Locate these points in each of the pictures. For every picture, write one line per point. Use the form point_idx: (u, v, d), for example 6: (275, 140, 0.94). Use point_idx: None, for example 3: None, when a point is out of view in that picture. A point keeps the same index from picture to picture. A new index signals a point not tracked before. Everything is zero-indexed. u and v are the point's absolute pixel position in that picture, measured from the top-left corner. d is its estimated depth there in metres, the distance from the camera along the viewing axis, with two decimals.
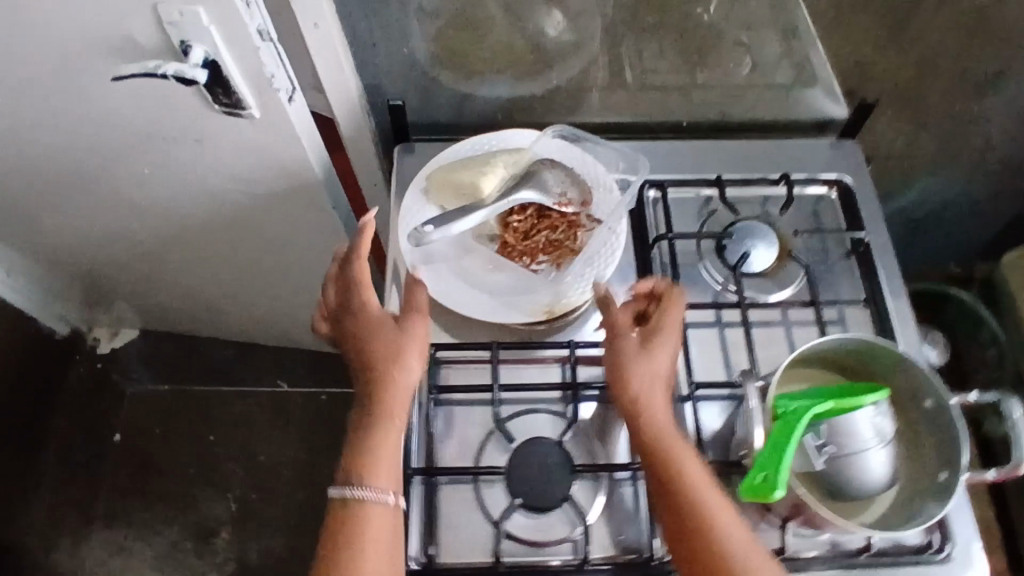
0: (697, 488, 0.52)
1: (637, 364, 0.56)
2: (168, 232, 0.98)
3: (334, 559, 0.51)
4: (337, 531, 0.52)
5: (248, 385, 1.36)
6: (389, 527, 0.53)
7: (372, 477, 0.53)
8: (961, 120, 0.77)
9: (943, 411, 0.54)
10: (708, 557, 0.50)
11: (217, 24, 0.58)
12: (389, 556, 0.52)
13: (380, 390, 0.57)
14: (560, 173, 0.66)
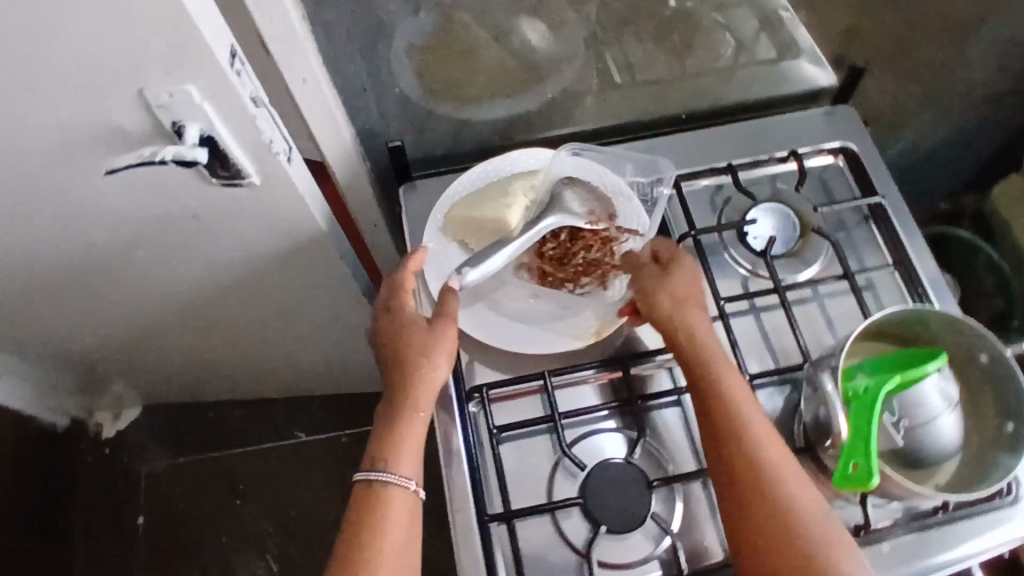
0: (738, 411, 0.53)
1: (663, 294, 0.59)
2: (166, 309, 0.95)
3: (354, 542, 0.51)
4: (361, 512, 0.52)
5: (266, 441, 1.34)
6: (411, 517, 0.53)
7: (396, 465, 0.54)
8: (942, 67, 0.79)
9: (999, 364, 0.55)
10: (748, 478, 0.51)
11: (209, 99, 0.55)
12: (409, 543, 0.52)
13: (412, 384, 0.57)
14: (582, 191, 0.69)
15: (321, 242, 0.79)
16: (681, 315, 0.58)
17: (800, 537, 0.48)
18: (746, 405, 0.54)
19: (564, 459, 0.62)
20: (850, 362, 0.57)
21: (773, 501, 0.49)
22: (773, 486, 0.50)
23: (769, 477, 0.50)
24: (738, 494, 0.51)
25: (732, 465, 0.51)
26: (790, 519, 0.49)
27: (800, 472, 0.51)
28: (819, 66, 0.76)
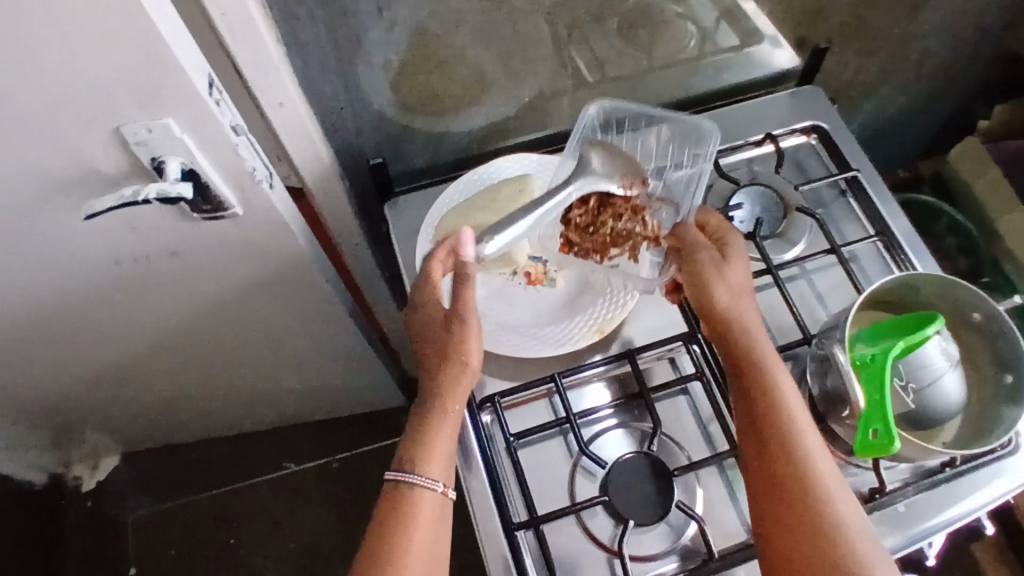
0: (786, 406, 0.53)
1: (720, 288, 0.60)
2: (146, 351, 0.91)
3: (381, 538, 0.51)
4: (389, 512, 0.52)
5: (256, 475, 1.31)
6: (439, 520, 0.53)
7: (427, 467, 0.53)
8: (894, 42, 0.83)
9: (993, 320, 0.58)
10: (784, 472, 0.51)
11: (189, 131, 0.54)
12: (436, 546, 0.52)
13: (446, 388, 0.56)
14: (611, 153, 0.68)
15: (306, 267, 0.77)
16: (732, 309, 0.59)
17: (830, 533, 0.48)
18: (795, 401, 0.54)
19: (582, 459, 0.63)
20: (851, 331, 0.59)
21: (806, 496, 0.49)
22: (811, 481, 0.50)
23: (807, 473, 0.50)
24: (774, 476, 0.51)
25: (771, 458, 0.52)
26: (821, 515, 0.49)
27: (838, 472, 0.51)
28: (784, 49, 0.79)
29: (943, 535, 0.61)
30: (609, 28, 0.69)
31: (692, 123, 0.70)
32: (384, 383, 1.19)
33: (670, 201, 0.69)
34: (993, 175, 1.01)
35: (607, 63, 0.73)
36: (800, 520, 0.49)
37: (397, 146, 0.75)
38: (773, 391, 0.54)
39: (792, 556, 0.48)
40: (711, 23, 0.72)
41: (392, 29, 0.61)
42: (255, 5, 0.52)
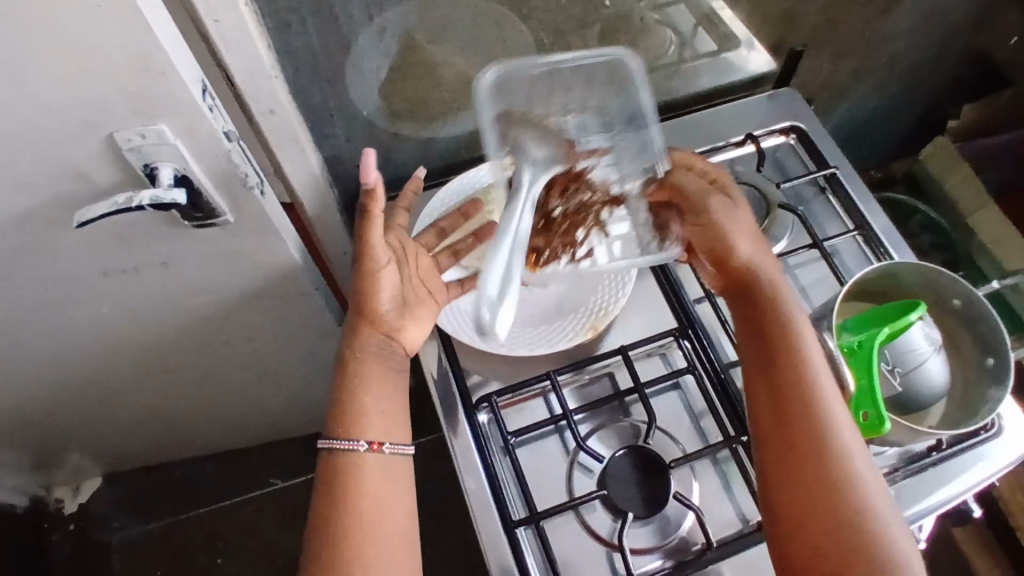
0: (814, 374, 0.54)
1: (741, 245, 0.61)
2: (132, 369, 0.90)
3: (328, 504, 0.53)
4: (325, 480, 0.55)
5: (243, 494, 1.29)
6: (379, 476, 0.55)
7: (350, 429, 0.56)
8: (865, 43, 0.86)
9: (973, 305, 0.60)
10: (809, 438, 0.51)
11: (182, 136, 0.54)
12: (381, 501, 0.54)
13: (357, 355, 0.58)
14: (533, 127, 0.63)
15: (297, 279, 0.77)
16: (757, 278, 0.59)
17: (847, 498, 0.49)
18: (823, 369, 0.54)
19: (579, 456, 0.63)
20: (837, 320, 0.61)
21: (827, 463, 0.50)
22: (830, 438, 0.51)
23: (832, 441, 0.51)
24: (793, 435, 0.52)
25: (793, 423, 0.52)
26: (840, 481, 0.50)
27: (861, 442, 0.52)
28: (761, 53, 0.82)
29: (933, 517, 0.63)
30: (592, 35, 0.71)
31: (593, 57, 0.64)
32: None
33: (618, 150, 0.65)
34: (964, 172, 1.05)
35: None
36: (818, 484, 0.50)
37: (386, 153, 0.76)
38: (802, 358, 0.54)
39: (805, 518, 0.50)
40: (689, 30, 0.74)
41: (381, 35, 0.62)
42: (247, 12, 0.53)
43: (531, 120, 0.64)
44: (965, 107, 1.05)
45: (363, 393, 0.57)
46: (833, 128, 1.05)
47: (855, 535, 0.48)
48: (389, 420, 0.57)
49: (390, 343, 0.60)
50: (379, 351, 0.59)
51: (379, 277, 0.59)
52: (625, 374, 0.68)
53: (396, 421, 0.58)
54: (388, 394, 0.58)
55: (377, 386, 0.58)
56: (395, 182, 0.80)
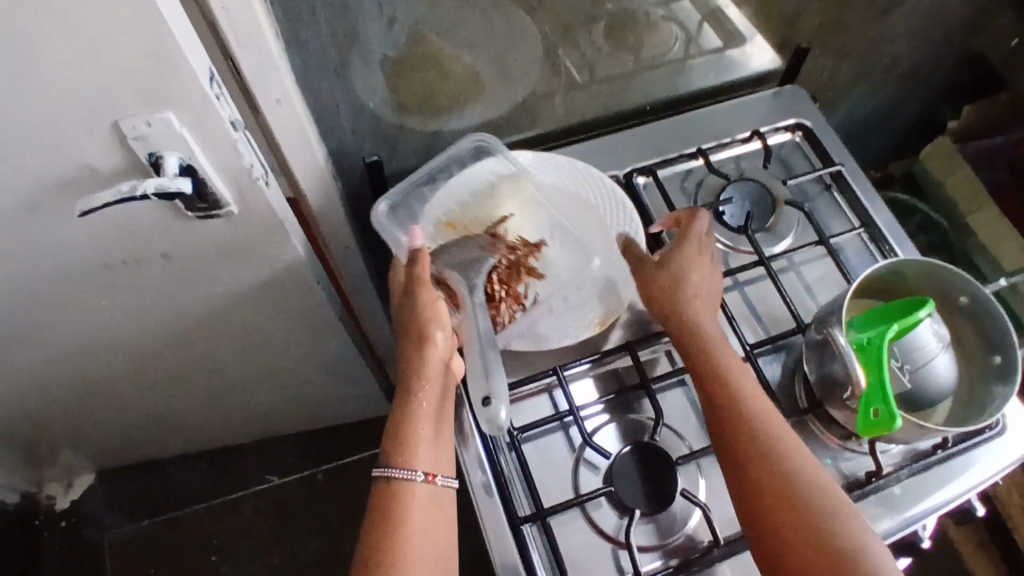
0: (740, 388, 0.57)
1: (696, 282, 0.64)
2: (129, 364, 0.89)
3: (379, 531, 0.53)
4: (378, 508, 0.55)
5: (238, 491, 1.27)
6: (430, 507, 0.55)
7: (406, 457, 0.56)
8: (869, 42, 0.86)
9: (979, 301, 0.60)
10: (770, 457, 0.53)
11: (188, 125, 0.53)
12: (431, 533, 0.54)
13: (420, 377, 0.60)
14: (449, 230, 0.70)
15: (299, 273, 0.77)
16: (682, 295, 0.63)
17: (807, 499, 0.51)
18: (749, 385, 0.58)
19: (585, 452, 0.63)
20: (844, 317, 0.61)
21: (791, 481, 0.51)
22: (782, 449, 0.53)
23: (774, 448, 0.53)
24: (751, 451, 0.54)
25: (738, 435, 0.55)
26: (794, 485, 0.51)
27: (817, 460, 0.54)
28: (765, 51, 0.82)
29: (936, 516, 0.63)
30: (597, 31, 0.71)
31: (456, 151, 0.72)
32: (372, 392, 1.17)
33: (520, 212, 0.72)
34: (964, 173, 1.08)
35: (596, 64, 0.75)
36: (772, 491, 0.52)
37: (391, 146, 0.75)
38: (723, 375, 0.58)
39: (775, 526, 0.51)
40: (694, 26, 0.74)
41: (390, 26, 0.61)
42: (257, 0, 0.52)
43: (441, 225, 0.71)
44: (965, 108, 1.06)
45: (420, 420, 0.58)
46: (834, 127, 1.05)
47: (825, 534, 0.49)
48: (442, 451, 0.58)
49: (448, 373, 0.62)
50: (439, 366, 0.61)
51: (435, 310, 0.63)
52: (631, 370, 0.68)
53: (447, 452, 0.59)
54: (441, 421, 0.59)
55: (436, 411, 0.59)
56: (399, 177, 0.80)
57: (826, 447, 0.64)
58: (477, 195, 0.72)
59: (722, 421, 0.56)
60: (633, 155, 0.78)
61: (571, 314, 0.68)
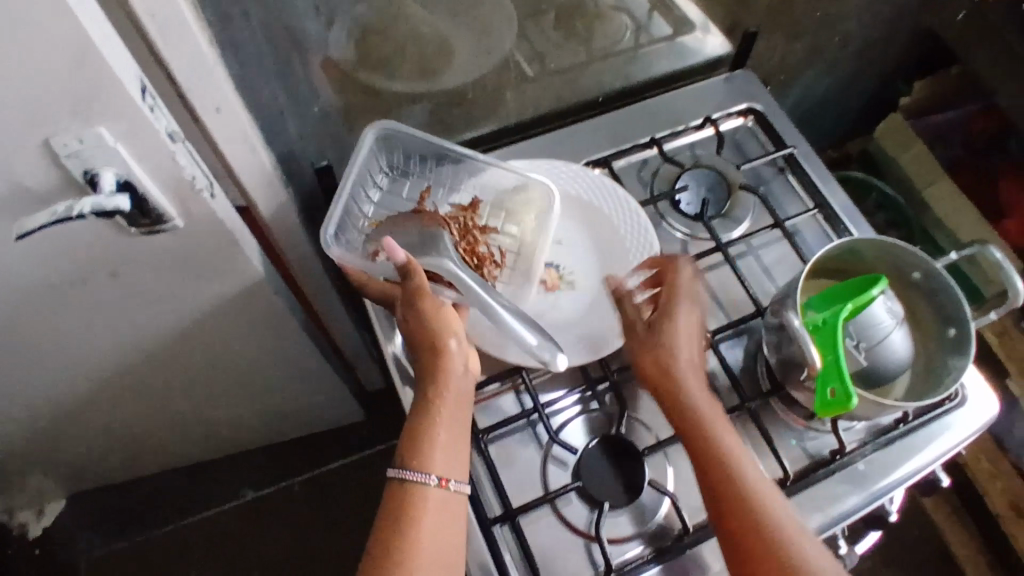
0: (726, 445, 0.53)
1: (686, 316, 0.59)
2: (88, 387, 0.87)
3: (388, 536, 0.51)
4: (390, 508, 0.52)
5: (213, 507, 1.25)
6: (444, 513, 0.53)
7: (422, 460, 0.53)
8: (818, 23, 0.87)
9: (932, 278, 0.61)
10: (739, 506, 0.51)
11: (123, 138, 0.52)
12: (441, 542, 0.52)
13: (438, 393, 0.56)
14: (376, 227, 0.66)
15: (255, 285, 0.75)
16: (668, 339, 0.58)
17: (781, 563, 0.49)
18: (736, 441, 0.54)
19: (553, 448, 0.63)
20: (801, 300, 0.61)
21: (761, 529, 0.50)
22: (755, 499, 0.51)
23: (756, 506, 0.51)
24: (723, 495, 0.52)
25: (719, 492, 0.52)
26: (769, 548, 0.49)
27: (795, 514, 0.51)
28: (715, 34, 0.81)
29: (902, 490, 0.64)
30: (543, 21, 0.73)
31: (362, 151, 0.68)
32: (343, 399, 1.16)
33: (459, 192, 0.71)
34: (916, 148, 1.10)
35: (547, 54, 0.76)
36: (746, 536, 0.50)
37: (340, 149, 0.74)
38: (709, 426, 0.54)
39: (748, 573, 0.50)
40: (644, 14, 0.77)
41: None
42: (186, 7, 0.50)
43: (369, 226, 0.67)
44: (916, 83, 1.07)
45: (441, 424, 0.55)
46: (788, 109, 1.06)
47: None
48: (459, 455, 0.55)
49: (467, 374, 0.58)
50: (455, 379, 0.57)
51: (443, 319, 0.58)
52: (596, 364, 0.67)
53: (464, 458, 0.56)
54: (461, 424, 0.57)
55: (457, 416, 0.56)
56: None
57: (790, 427, 0.65)
58: (391, 187, 0.71)
59: (707, 473, 0.53)
60: (585, 147, 0.77)
61: (589, 316, 0.68)
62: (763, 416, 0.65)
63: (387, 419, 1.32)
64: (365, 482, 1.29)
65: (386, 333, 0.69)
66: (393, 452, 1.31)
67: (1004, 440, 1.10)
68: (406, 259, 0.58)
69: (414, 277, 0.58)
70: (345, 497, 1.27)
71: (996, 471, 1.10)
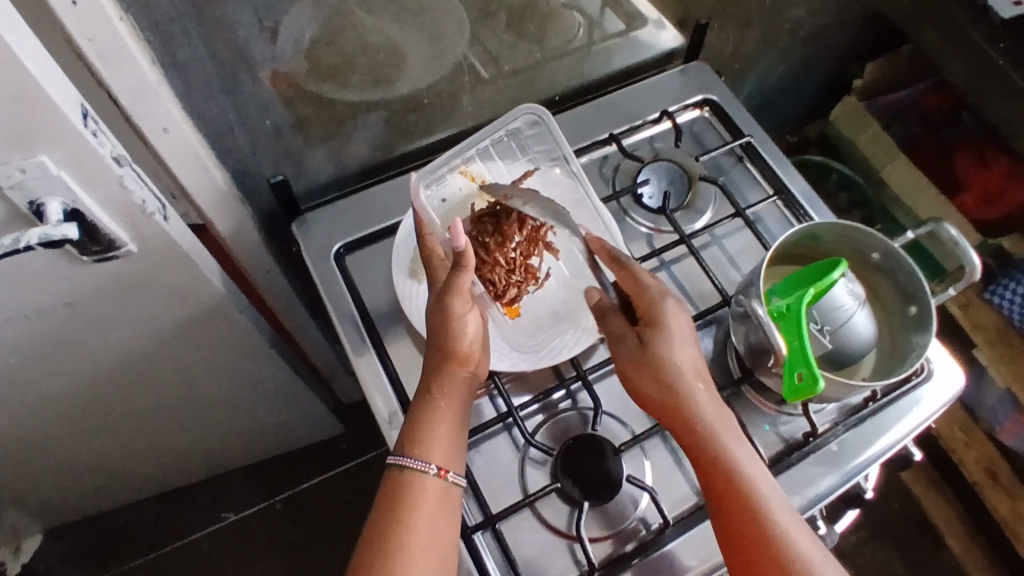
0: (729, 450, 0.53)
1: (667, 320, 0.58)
2: (53, 421, 0.85)
3: (385, 520, 0.52)
4: (387, 494, 0.54)
5: (194, 532, 1.24)
6: (439, 502, 0.53)
7: (422, 449, 0.55)
8: (768, 11, 0.88)
9: (890, 257, 0.62)
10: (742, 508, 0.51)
11: (67, 167, 0.50)
12: (437, 530, 0.52)
13: (443, 397, 0.57)
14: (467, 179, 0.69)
15: (219, 306, 0.74)
16: (664, 334, 0.57)
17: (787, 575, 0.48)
18: (739, 448, 0.53)
19: (529, 451, 0.63)
20: (764, 287, 0.62)
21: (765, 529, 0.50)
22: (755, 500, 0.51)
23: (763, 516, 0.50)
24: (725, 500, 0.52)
25: (726, 504, 0.52)
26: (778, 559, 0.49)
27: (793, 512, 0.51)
28: (667, 28, 0.82)
29: (876, 466, 0.64)
30: (499, 25, 0.70)
31: (509, 121, 0.70)
32: (319, 414, 1.15)
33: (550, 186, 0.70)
34: (873, 130, 1.12)
35: (501, 57, 0.73)
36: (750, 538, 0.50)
37: (297, 162, 0.73)
38: (708, 436, 0.53)
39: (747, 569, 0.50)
40: (596, 11, 0.73)
41: (275, 41, 0.59)
42: (125, 27, 0.50)
43: (461, 172, 0.69)
44: (867, 65, 1.09)
45: (441, 417, 0.56)
46: (745, 97, 1.07)
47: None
48: (458, 447, 0.56)
49: (472, 376, 0.59)
50: (461, 385, 0.58)
51: (465, 319, 0.59)
52: (568, 363, 0.67)
53: (463, 450, 0.57)
54: (461, 422, 0.57)
55: (458, 413, 0.57)
56: (309, 194, 0.78)
57: (763, 413, 0.65)
58: (501, 152, 0.71)
59: (717, 496, 0.52)
60: None
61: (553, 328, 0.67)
62: (736, 403, 0.65)
63: (365, 431, 1.31)
64: (347, 496, 1.28)
65: (355, 347, 0.68)
66: (374, 464, 1.30)
67: (974, 409, 1.13)
68: (466, 248, 0.58)
69: (461, 261, 0.58)
70: (328, 511, 1.26)
71: (969, 441, 1.13)
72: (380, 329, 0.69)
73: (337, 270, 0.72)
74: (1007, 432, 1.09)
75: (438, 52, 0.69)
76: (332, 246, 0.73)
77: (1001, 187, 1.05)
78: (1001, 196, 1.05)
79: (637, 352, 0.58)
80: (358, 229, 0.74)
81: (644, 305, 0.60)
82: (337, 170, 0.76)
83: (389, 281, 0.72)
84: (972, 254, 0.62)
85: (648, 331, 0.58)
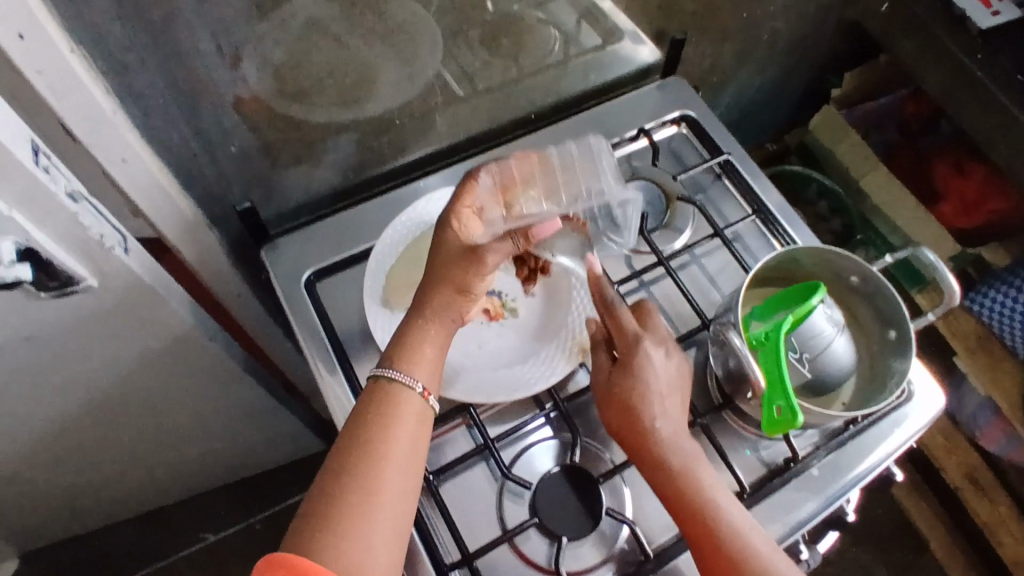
0: (703, 481, 0.54)
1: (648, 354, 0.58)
2: (20, 453, 0.83)
3: (368, 423, 0.50)
4: (368, 402, 0.52)
5: (173, 553, 1.22)
6: (418, 422, 0.52)
7: (410, 364, 0.53)
8: (745, 25, 0.87)
9: (869, 280, 0.61)
10: (714, 540, 0.52)
11: (18, 206, 0.49)
12: (419, 443, 0.51)
13: (435, 328, 0.55)
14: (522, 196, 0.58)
15: (187, 335, 0.72)
16: (631, 371, 0.57)
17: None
18: (721, 494, 0.54)
19: (506, 482, 0.61)
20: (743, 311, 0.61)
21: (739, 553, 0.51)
22: (725, 533, 0.52)
23: (745, 555, 0.51)
24: (693, 538, 0.53)
25: (700, 543, 0.52)
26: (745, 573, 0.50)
27: (761, 532, 0.53)
28: (644, 43, 0.80)
29: (859, 490, 0.64)
30: (473, 43, 0.68)
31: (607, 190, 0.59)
32: (298, 433, 1.13)
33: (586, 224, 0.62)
34: (852, 139, 1.11)
35: (475, 76, 0.72)
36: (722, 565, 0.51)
37: (267, 185, 0.71)
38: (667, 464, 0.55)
39: None
40: (572, 26, 0.72)
41: (237, 65, 0.57)
42: (76, 59, 0.49)
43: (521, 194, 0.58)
44: (846, 75, 1.09)
45: (432, 340, 0.55)
46: (725, 108, 1.06)
47: None
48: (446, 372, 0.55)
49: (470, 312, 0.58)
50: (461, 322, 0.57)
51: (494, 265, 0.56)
52: (546, 392, 0.66)
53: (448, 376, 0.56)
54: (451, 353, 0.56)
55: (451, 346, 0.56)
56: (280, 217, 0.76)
57: (743, 438, 0.64)
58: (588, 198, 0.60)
59: (696, 544, 0.53)
60: None
61: (532, 347, 0.66)
62: (717, 431, 0.64)
63: None
64: None
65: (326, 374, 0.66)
66: None
67: (955, 416, 1.13)
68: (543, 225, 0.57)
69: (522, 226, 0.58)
70: None
71: (951, 447, 1.13)
72: (351, 356, 0.67)
73: (307, 297, 0.70)
74: (987, 437, 1.08)
75: (409, 73, 0.67)
76: (303, 270, 0.71)
77: (981, 196, 1.06)
78: (979, 204, 1.06)
79: (607, 386, 0.59)
80: (332, 253, 0.72)
81: (624, 342, 0.59)
82: (308, 190, 0.75)
83: (361, 307, 0.70)
84: (950, 277, 0.62)
85: (618, 370, 0.58)
